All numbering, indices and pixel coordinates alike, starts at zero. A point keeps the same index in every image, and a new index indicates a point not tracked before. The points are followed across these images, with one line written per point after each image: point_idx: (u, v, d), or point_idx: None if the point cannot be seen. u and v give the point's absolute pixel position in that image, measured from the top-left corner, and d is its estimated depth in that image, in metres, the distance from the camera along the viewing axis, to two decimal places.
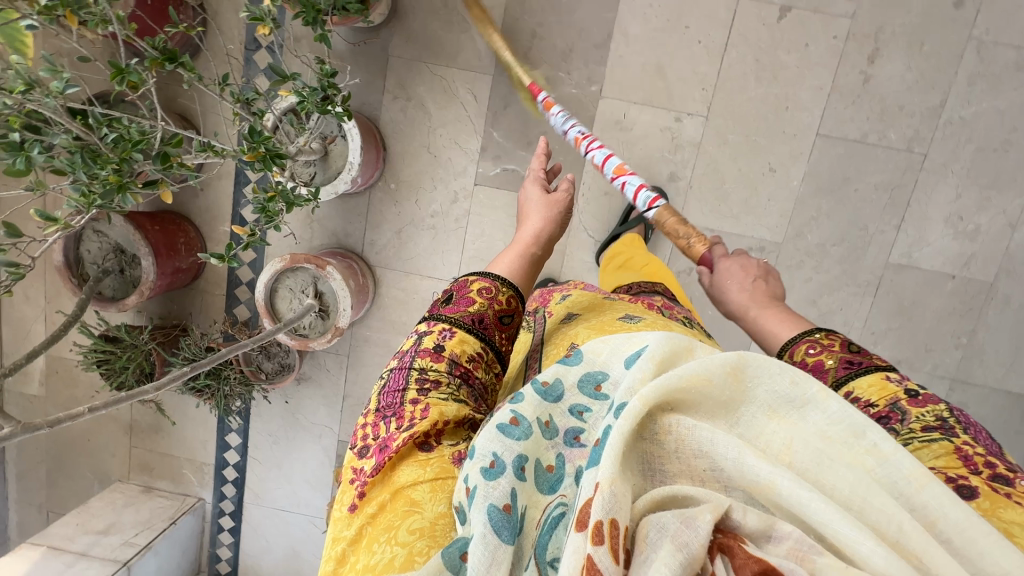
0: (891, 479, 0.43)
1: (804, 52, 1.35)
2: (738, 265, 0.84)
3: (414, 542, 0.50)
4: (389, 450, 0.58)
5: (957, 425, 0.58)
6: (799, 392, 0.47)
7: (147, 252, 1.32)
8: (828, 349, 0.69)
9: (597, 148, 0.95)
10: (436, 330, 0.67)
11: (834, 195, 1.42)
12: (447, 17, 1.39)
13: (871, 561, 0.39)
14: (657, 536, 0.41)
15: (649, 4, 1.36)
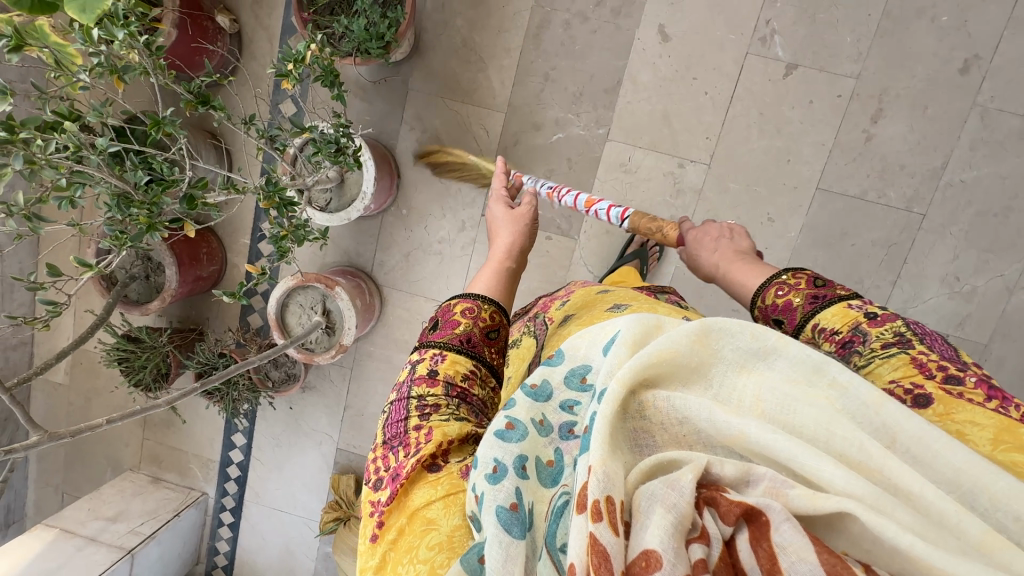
0: (855, 405, 0.48)
1: (808, 109, 1.40)
2: (707, 234, 1.00)
3: (435, 557, 0.52)
4: (401, 478, 0.58)
5: (913, 337, 0.64)
6: (761, 345, 0.52)
7: (171, 261, 1.41)
8: (794, 288, 0.77)
9: (566, 193, 1.15)
10: (428, 356, 0.67)
11: (831, 249, 1.45)
12: (466, 57, 1.47)
13: (839, 487, 0.43)
14: (648, 505, 0.45)
15: (660, 55, 1.42)
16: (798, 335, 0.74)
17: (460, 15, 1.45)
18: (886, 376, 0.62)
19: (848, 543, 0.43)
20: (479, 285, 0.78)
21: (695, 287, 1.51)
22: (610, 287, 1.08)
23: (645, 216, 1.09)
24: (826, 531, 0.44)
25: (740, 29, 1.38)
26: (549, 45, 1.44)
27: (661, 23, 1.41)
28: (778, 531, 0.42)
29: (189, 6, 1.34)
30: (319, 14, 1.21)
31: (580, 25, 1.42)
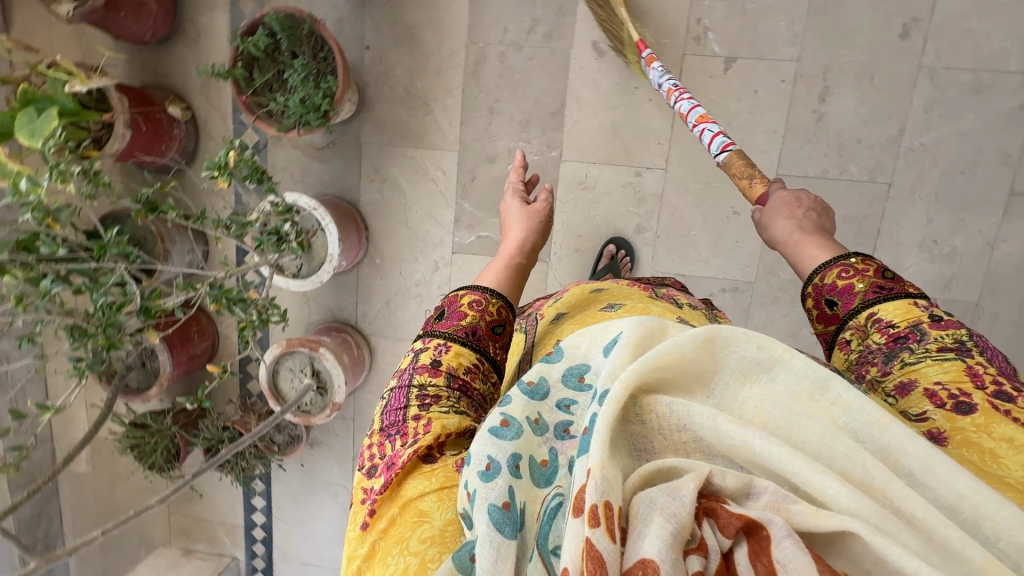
0: (856, 424, 0.48)
1: (754, 98, 1.40)
2: (792, 202, 0.84)
3: (425, 550, 0.53)
4: (396, 467, 0.60)
5: (972, 347, 0.65)
6: (767, 356, 0.51)
7: (162, 347, 1.46)
8: (861, 274, 0.74)
9: (686, 99, 1.04)
10: (432, 346, 0.71)
11: None
12: (411, 103, 1.49)
13: (841, 501, 0.43)
14: (647, 511, 0.44)
15: (598, 70, 1.43)
16: (847, 321, 0.73)
17: (399, 64, 1.47)
18: (933, 378, 0.63)
19: (846, 562, 0.42)
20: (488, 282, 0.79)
21: None
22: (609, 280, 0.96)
23: (744, 162, 0.93)
24: (825, 547, 0.43)
25: (672, 32, 1.39)
26: (490, 78, 1.46)
27: (594, 39, 1.41)
28: (779, 547, 0.42)
29: (139, 103, 1.39)
30: (258, 94, 1.26)
31: (515, 55, 1.44)
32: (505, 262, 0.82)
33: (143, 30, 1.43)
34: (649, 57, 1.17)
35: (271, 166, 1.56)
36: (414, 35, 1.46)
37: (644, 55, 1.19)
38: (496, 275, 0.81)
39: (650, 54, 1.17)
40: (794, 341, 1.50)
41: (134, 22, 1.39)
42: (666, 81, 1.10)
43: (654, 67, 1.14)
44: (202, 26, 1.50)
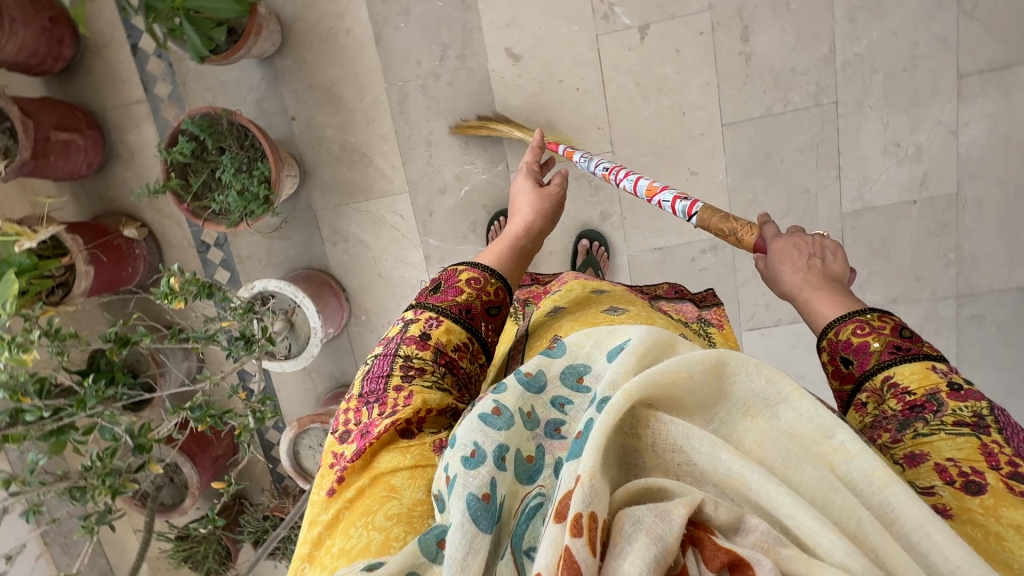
0: (854, 478, 0.43)
1: (678, 58, 1.38)
2: (799, 244, 0.74)
3: (391, 528, 0.50)
4: (371, 436, 0.59)
5: (994, 424, 0.54)
6: (773, 392, 0.46)
7: (184, 459, 1.48)
8: (876, 331, 0.63)
9: (626, 176, 1.01)
10: (423, 318, 0.69)
11: (763, 172, 1.43)
12: (351, 158, 1.50)
13: (835, 554, 0.37)
14: (631, 530, 0.39)
15: (519, 75, 1.42)
16: (862, 383, 0.62)
17: (328, 125, 1.48)
18: (944, 455, 0.52)
19: None
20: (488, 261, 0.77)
21: (655, 266, 1.51)
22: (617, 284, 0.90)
23: (720, 212, 0.84)
24: None
25: (580, 18, 1.38)
26: (418, 113, 1.46)
27: (506, 46, 1.41)
28: None
29: (93, 236, 1.42)
30: (199, 199, 1.29)
31: (436, 84, 1.44)
32: (511, 241, 0.80)
33: (79, 165, 1.45)
34: (569, 150, 1.16)
35: (236, 256, 1.58)
36: (334, 93, 1.46)
37: (564, 151, 1.18)
38: (497, 255, 0.78)
39: (569, 147, 1.16)
40: None
41: (67, 161, 1.41)
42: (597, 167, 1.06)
43: (579, 159, 1.12)
44: (134, 144, 1.52)
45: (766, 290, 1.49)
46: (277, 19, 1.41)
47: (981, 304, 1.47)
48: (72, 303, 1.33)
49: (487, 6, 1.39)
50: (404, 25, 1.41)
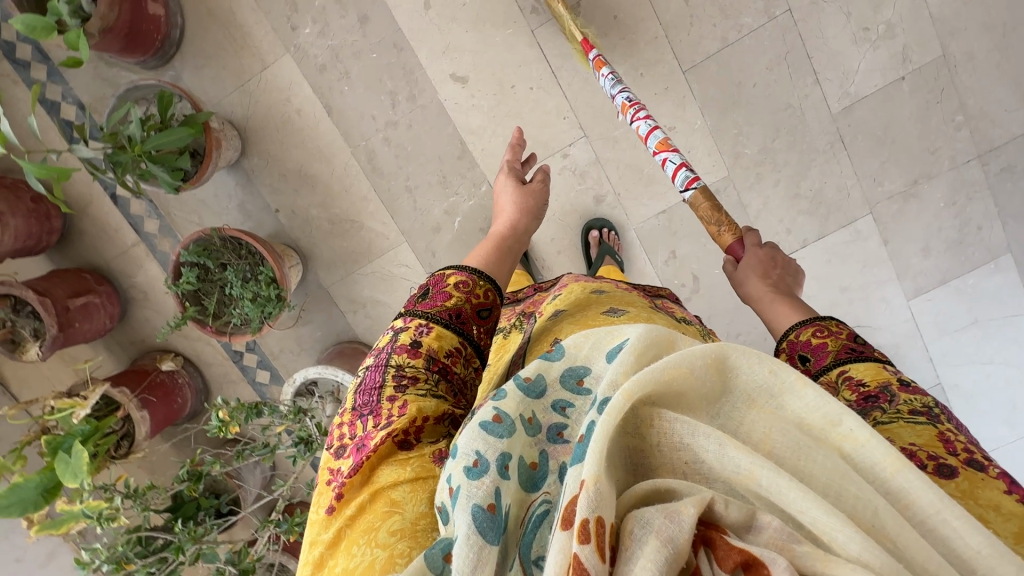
0: (865, 466, 0.38)
1: (619, 23, 1.36)
2: (766, 256, 0.84)
3: (394, 544, 0.49)
4: (368, 449, 0.57)
5: (942, 414, 0.55)
6: (777, 381, 0.41)
7: (288, 557, 1.53)
8: (833, 334, 0.67)
9: (642, 118, 1.03)
10: (413, 325, 0.68)
11: (740, 103, 1.40)
12: (341, 228, 1.52)
13: (851, 549, 0.34)
14: (642, 532, 0.36)
15: (472, 95, 1.42)
16: (817, 376, 0.65)
17: (310, 204, 1.50)
18: (904, 439, 0.52)
19: None
20: (474, 264, 0.77)
21: (665, 230, 1.49)
22: (610, 281, 0.90)
23: (711, 203, 0.92)
24: None
25: (511, 20, 1.37)
26: (389, 165, 1.47)
27: (450, 72, 1.41)
28: None
29: (138, 381, 1.47)
30: (220, 318, 1.33)
31: (397, 131, 1.45)
32: (496, 243, 0.83)
33: (102, 321, 1.51)
34: (596, 60, 1.15)
35: (269, 354, 1.62)
36: (306, 174, 1.48)
37: (592, 60, 1.17)
38: (481, 256, 0.79)
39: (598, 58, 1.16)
40: (800, 198, 1.45)
41: (91, 322, 1.46)
42: (620, 98, 1.08)
43: (605, 74, 1.13)
44: (145, 283, 1.58)
45: (782, 214, 1.46)
46: (231, 124, 1.43)
47: (1006, 155, 1.41)
48: (140, 448, 1.41)
49: (419, 40, 1.39)
50: (348, 87, 1.42)
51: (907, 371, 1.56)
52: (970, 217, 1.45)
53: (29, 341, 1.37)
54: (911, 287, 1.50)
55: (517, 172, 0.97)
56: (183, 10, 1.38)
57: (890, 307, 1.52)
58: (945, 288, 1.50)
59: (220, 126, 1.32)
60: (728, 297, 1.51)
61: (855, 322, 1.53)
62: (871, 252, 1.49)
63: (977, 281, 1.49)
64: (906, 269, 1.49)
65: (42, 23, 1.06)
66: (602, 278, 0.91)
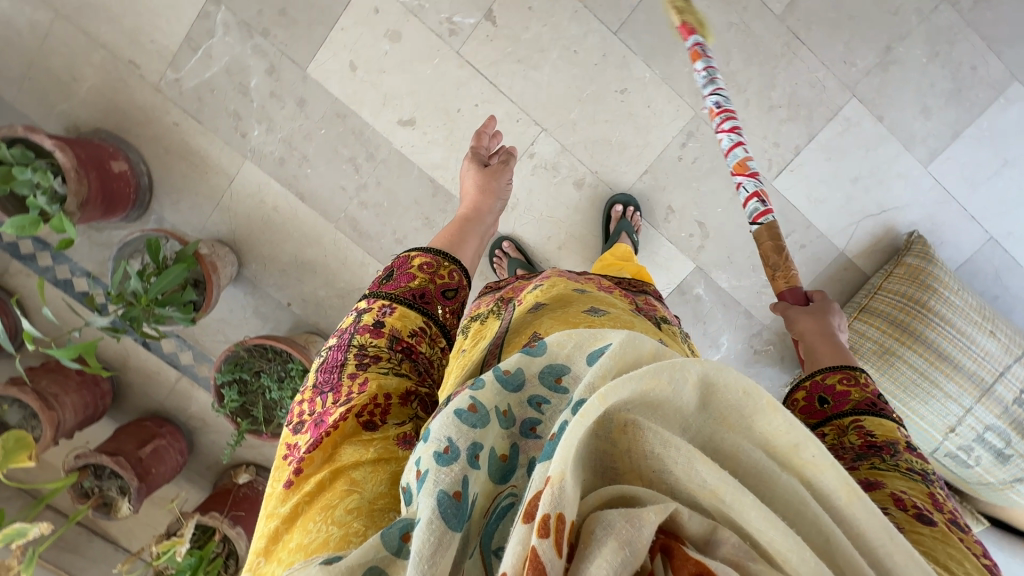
0: (822, 490, 0.43)
1: (537, 12, 1.35)
2: (827, 306, 0.86)
3: (351, 523, 0.53)
4: (326, 425, 0.64)
5: (937, 481, 0.63)
6: (750, 404, 0.43)
7: None
8: (860, 383, 0.75)
9: (726, 130, 0.90)
10: (377, 307, 0.77)
11: (681, 42, 1.36)
12: (350, 300, 1.56)
13: (801, 570, 0.39)
14: (602, 533, 0.40)
15: (424, 132, 1.43)
16: (830, 420, 0.73)
17: (316, 287, 1.55)
18: (897, 487, 0.60)
19: None
20: (440, 239, 0.94)
21: (654, 189, 1.46)
22: (586, 279, 0.93)
23: (776, 242, 0.85)
24: None
25: (434, 49, 1.37)
26: (373, 227, 1.50)
27: (397, 119, 1.42)
28: None
29: (224, 501, 1.54)
30: (273, 423, 1.37)
31: (369, 192, 1.48)
32: (460, 223, 1.00)
33: (174, 459, 1.59)
34: (696, 45, 0.94)
35: None
36: (302, 262, 1.53)
37: (692, 42, 0.95)
38: (448, 234, 0.96)
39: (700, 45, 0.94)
40: (775, 109, 1.40)
41: (165, 463, 1.54)
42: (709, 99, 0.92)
43: (700, 66, 0.93)
44: (200, 411, 1.67)
45: (764, 131, 1.42)
46: (221, 242, 1.50)
47: None
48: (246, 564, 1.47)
49: (358, 103, 1.41)
50: (310, 169, 1.46)
51: (951, 238, 1.47)
52: (959, 60, 1.36)
53: (119, 499, 1.48)
54: (925, 153, 1.42)
55: (480, 158, 1.14)
56: (144, 158, 1.46)
57: (910, 180, 1.44)
58: (961, 141, 1.41)
59: (210, 249, 1.36)
60: (740, 230, 1.48)
61: (879, 207, 1.46)
62: (870, 134, 1.41)
63: (992, 122, 1.39)
64: (912, 138, 1.41)
65: (28, 219, 1.17)
66: (584, 274, 0.94)
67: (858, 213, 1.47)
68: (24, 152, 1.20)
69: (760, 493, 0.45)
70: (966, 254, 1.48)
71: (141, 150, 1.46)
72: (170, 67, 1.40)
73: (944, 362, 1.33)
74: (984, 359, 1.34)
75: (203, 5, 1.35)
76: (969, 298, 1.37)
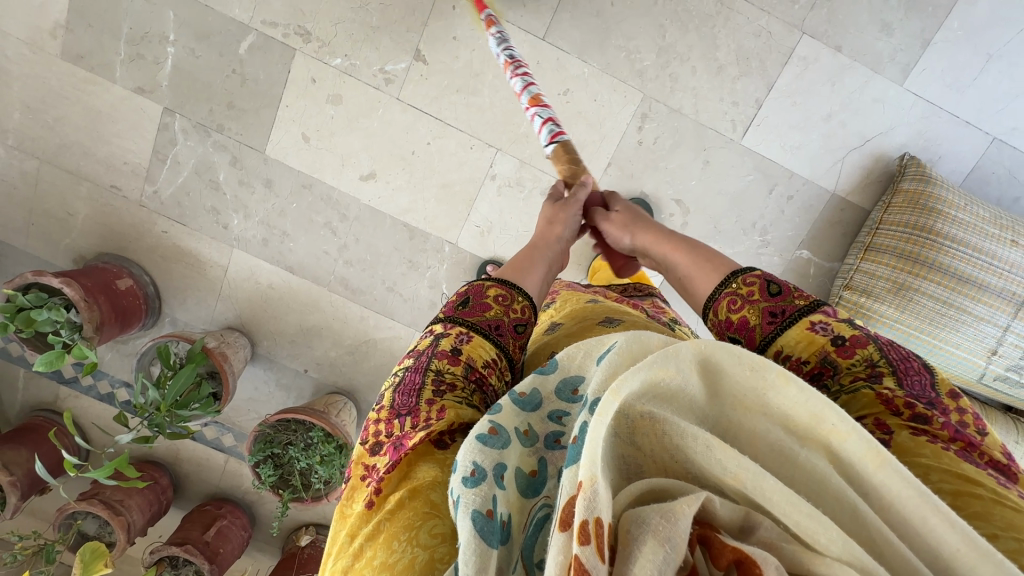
0: (849, 459, 0.43)
1: (462, 40, 1.36)
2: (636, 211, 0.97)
3: (436, 547, 0.54)
4: (405, 447, 0.61)
5: (885, 367, 0.60)
6: (761, 382, 0.46)
7: None
8: (748, 301, 0.71)
9: (518, 74, 0.99)
10: (453, 334, 0.73)
11: (612, 28, 1.34)
12: (360, 354, 1.62)
13: (834, 550, 0.40)
14: (637, 531, 0.41)
15: (387, 181, 1.46)
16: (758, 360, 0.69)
17: (326, 349, 1.61)
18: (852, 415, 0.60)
19: None
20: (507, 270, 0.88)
21: (622, 178, 1.43)
22: (597, 292, 1.02)
23: (569, 156, 0.97)
24: None
25: (375, 102, 1.40)
26: (362, 281, 1.55)
27: (359, 174, 1.46)
28: None
29: (291, 566, 1.63)
30: (312, 487, 1.44)
31: (351, 249, 1.52)
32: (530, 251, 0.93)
33: (239, 534, 1.68)
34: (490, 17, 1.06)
35: None
36: (307, 329, 1.60)
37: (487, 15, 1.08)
38: (516, 262, 0.90)
39: (490, 16, 1.05)
40: (724, 69, 1.35)
41: (231, 541, 1.64)
42: (501, 53, 1.02)
43: (494, 31, 1.05)
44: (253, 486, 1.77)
45: (719, 93, 1.37)
46: (231, 329, 1.58)
47: None
48: None
49: (319, 169, 1.46)
50: (292, 242, 1.52)
51: (950, 149, 1.37)
52: None
53: None
54: (898, 71, 1.33)
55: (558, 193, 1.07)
56: (145, 269, 1.56)
57: (889, 102, 1.35)
58: (934, 49, 1.31)
59: (219, 340, 1.41)
60: (720, 197, 1.43)
61: (862, 138, 1.38)
62: (833, 66, 1.34)
63: (964, 20, 1.29)
64: (879, 58, 1.33)
65: (54, 353, 1.28)
66: (593, 286, 1.06)
67: (841, 150, 1.39)
68: (37, 295, 1.32)
69: (783, 475, 0.47)
70: (971, 163, 1.38)
71: (142, 262, 1.56)
72: (147, 182, 1.50)
73: (967, 285, 1.25)
74: (1011, 272, 1.24)
75: (160, 117, 1.44)
76: (981, 210, 1.28)
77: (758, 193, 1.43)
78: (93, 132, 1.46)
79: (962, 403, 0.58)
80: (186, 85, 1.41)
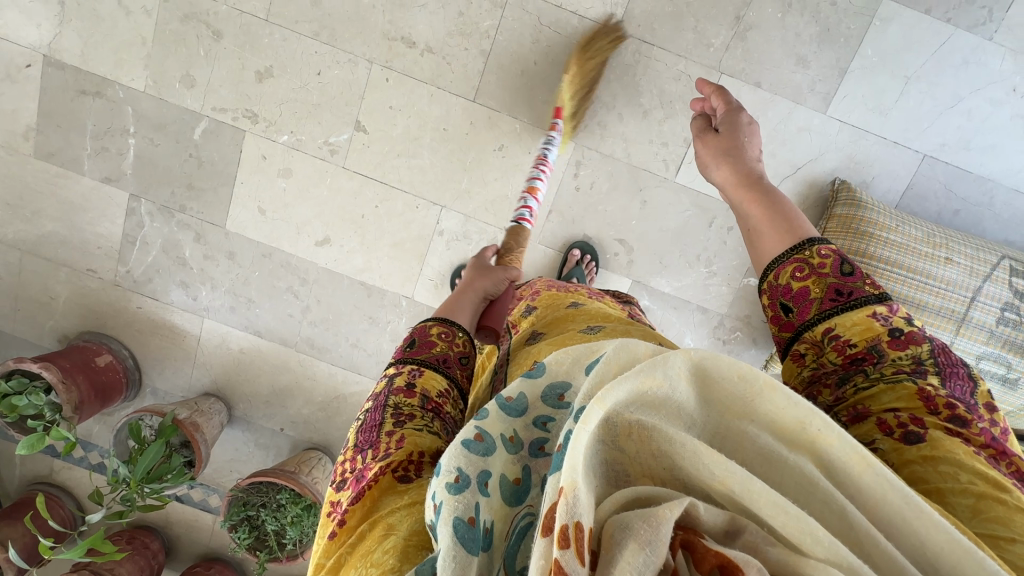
0: (836, 461, 0.44)
1: (397, 109, 1.43)
2: (738, 144, 0.86)
3: (387, 561, 0.52)
4: (365, 480, 0.61)
5: (931, 366, 0.62)
6: (748, 387, 0.45)
7: None
8: (816, 272, 0.69)
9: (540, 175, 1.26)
10: (406, 370, 0.74)
11: (538, 86, 1.40)
12: (332, 409, 1.67)
13: (819, 551, 0.39)
14: (621, 535, 0.41)
15: (341, 244, 1.53)
16: (802, 334, 0.69)
17: (300, 407, 1.67)
18: (887, 404, 0.61)
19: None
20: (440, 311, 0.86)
21: (564, 224, 1.48)
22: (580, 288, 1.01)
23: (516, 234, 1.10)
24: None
25: (323, 172, 1.48)
26: (327, 340, 1.61)
27: (315, 239, 1.53)
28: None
29: None
30: (286, 546, 1.49)
31: (313, 311, 1.59)
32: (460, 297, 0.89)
33: None
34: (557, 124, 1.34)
35: None
36: (281, 389, 1.66)
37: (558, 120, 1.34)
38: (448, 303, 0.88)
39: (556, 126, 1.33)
40: (648, 114, 1.40)
41: None
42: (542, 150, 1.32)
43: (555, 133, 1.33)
44: None
45: (648, 136, 1.42)
46: (207, 394, 1.65)
47: None
48: None
49: (276, 238, 1.54)
50: (258, 308, 1.60)
51: (882, 170, 1.39)
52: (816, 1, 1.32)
53: None
54: (820, 99, 1.37)
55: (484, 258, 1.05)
56: (124, 343, 1.65)
57: (815, 130, 1.38)
58: (851, 76, 1.35)
59: (191, 410, 1.48)
60: (661, 233, 1.47)
61: (793, 166, 1.40)
62: (754, 101, 1.38)
63: (877, 47, 1.33)
64: (799, 89, 1.36)
65: (35, 435, 1.35)
66: (575, 286, 1.02)
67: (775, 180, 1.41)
68: (20, 380, 1.41)
69: (769, 477, 0.46)
70: (905, 181, 1.40)
71: (121, 338, 1.65)
72: (119, 263, 1.59)
73: (907, 305, 1.26)
74: (950, 290, 1.26)
75: (127, 203, 1.54)
76: (914, 230, 1.29)
77: (699, 226, 1.46)
78: (67, 221, 1.56)
79: (996, 414, 0.59)
80: (148, 171, 1.51)
